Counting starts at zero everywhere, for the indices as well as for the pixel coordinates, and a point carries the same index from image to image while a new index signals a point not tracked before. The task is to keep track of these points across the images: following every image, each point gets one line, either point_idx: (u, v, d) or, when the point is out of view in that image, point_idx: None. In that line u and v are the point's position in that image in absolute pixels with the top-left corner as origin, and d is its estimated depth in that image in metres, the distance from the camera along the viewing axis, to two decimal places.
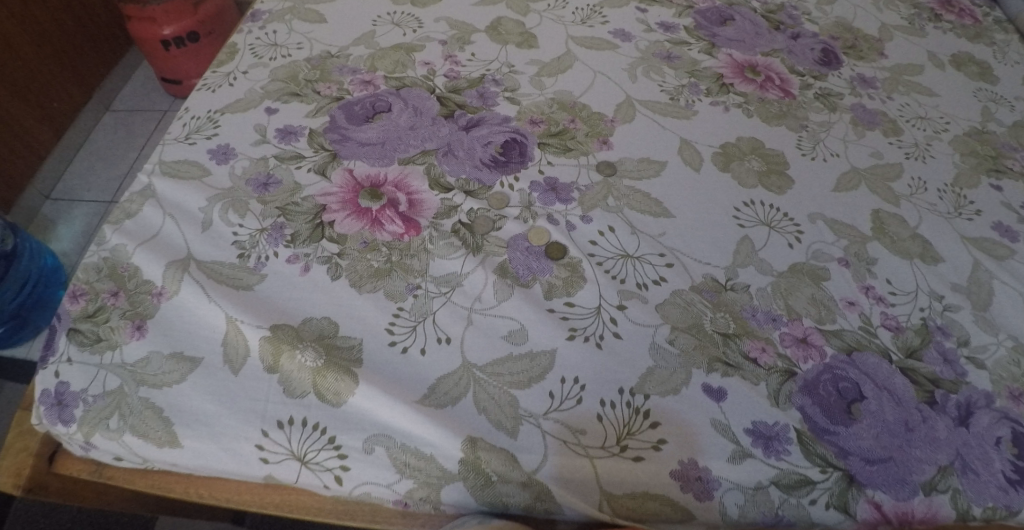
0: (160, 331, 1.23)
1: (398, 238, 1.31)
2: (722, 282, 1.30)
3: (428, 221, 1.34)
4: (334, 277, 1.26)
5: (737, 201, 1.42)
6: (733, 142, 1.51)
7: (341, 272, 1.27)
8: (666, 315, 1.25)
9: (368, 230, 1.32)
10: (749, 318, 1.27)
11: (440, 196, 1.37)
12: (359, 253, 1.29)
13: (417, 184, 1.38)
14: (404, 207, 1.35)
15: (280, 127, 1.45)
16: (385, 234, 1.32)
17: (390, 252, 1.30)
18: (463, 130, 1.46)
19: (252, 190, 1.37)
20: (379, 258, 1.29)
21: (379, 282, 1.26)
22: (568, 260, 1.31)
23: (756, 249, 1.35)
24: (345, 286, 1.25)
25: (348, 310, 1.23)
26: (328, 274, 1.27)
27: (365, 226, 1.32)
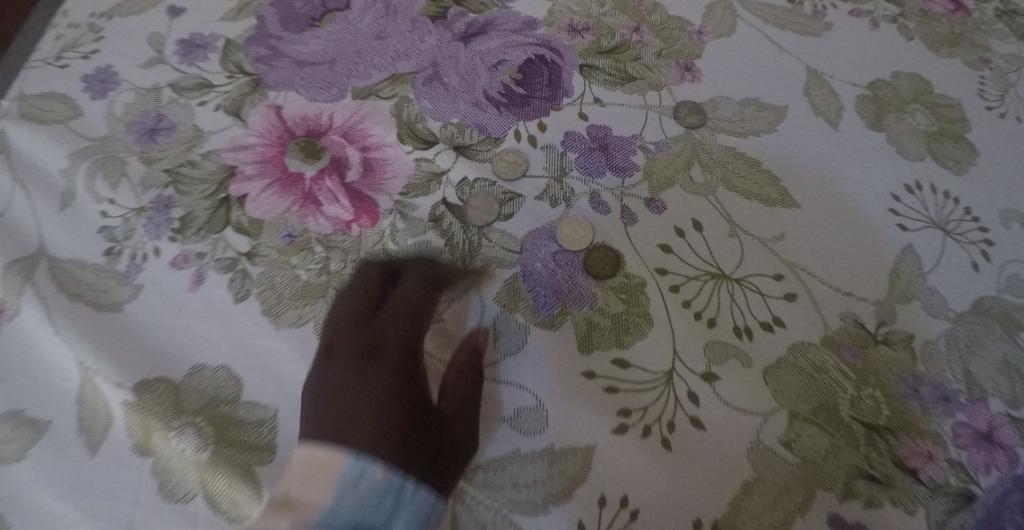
0: None
1: (341, 232, 0.85)
2: (873, 330, 0.82)
3: (392, 199, 0.86)
4: (239, 298, 0.83)
5: (897, 183, 0.90)
6: (885, 79, 0.97)
7: (249, 288, 0.83)
8: (780, 395, 0.78)
9: (295, 214, 0.86)
10: (912, 402, 0.80)
11: (414, 154, 0.88)
12: (280, 254, 0.84)
13: (378, 133, 0.89)
14: (352, 176, 0.87)
15: (184, 37, 0.98)
16: (321, 222, 0.85)
17: (328, 253, 0.84)
18: (460, 41, 0.94)
19: (134, 139, 0.92)
20: (310, 264, 0.84)
21: (305, 308, 0.82)
22: (621, 280, 0.81)
23: (922, 271, 0.86)
24: (253, 310, 0.82)
25: (260, 356, 0.81)
26: (230, 292, 0.83)
27: (291, 207, 0.86)
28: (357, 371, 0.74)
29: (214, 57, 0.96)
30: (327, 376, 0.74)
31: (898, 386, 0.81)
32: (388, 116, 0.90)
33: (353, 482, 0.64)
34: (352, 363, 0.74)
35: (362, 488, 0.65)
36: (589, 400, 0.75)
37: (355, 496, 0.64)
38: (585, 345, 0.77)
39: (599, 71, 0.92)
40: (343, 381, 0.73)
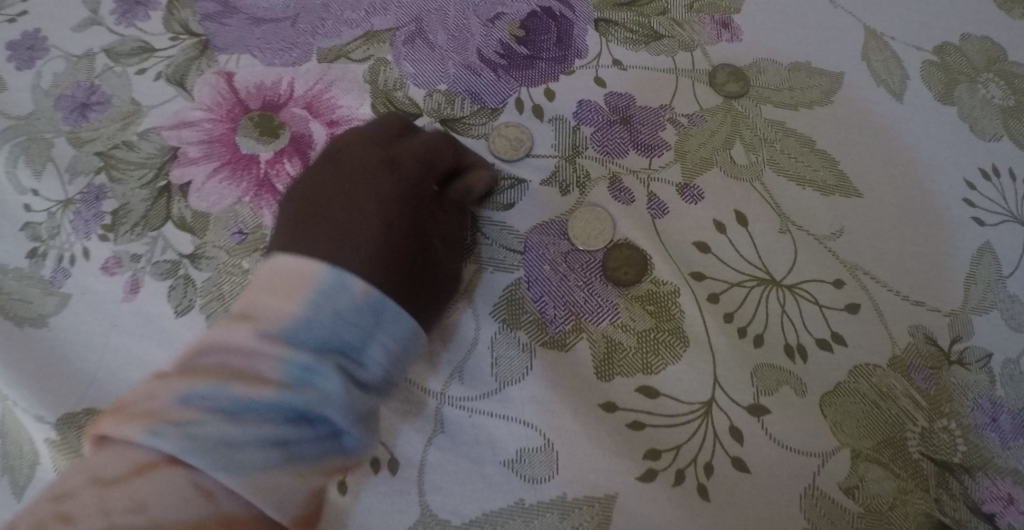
0: None
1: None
2: (945, 349, 0.69)
3: None
4: (180, 310, 0.70)
5: (970, 168, 0.76)
6: (954, 42, 0.81)
7: (193, 296, 0.70)
8: (841, 430, 0.64)
9: (247, 205, 0.72)
10: (990, 435, 0.67)
11: None
12: (229, 256, 0.71)
13: (346, 104, 0.75)
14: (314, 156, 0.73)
15: None
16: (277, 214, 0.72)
17: None
18: None
19: (62, 116, 0.79)
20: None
21: None
22: (646, 287, 0.66)
23: (1001, 275, 0.72)
24: (198, 327, 0.69)
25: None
26: (170, 304, 0.70)
27: (243, 195, 0.72)
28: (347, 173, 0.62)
29: (157, 16, 0.82)
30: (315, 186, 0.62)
31: (972, 415, 0.67)
32: (361, 82, 0.76)
33: (332, 289, 0.55)
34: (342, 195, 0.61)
35: (346, 299, 0.55)
36: (609, 439, 0.62)
37: (333, 307, 0.54)
38: (605, 369, 0.63)
39: (617, 26, 0.77)
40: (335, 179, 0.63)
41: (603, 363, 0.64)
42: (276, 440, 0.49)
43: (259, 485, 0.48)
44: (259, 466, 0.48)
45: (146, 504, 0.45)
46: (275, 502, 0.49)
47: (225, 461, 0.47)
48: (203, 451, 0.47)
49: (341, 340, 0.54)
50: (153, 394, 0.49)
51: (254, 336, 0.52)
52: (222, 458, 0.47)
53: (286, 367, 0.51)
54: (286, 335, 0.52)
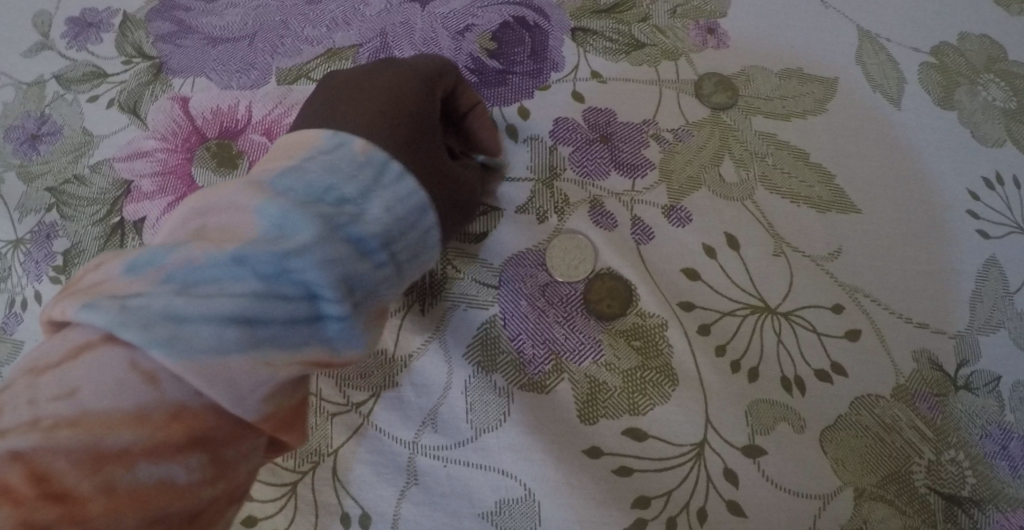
0: None
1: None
2: (951, 373, 0.65)
3: None
4: None
5: (973, 176, 0.71)
6: (953, 42, 0.76)
7: None
8: (842, 467, 0.61)
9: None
10: (1000, 464, 0.63)
11: None
12: None
13: None
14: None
15: (74, 15, 0.79)
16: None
17: None
18: (416, 2, 0.74)
19: (11, 148, 0.75)
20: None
21: None
22: (630, 321, 0.62)
23: (1009, 292, 0.68)
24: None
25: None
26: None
27: None
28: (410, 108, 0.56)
29: (109, 39, 0.77)
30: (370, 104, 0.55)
31: (981, 444, 0.63)
32: None
33: (330, 149, 0.50)
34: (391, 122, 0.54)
35: (342, 154, 0.49)
36: (596, 488, 0.58)
37: (333, 158, 0.49)
38: (589, 410, 0.60)
39: (596, 35, 0.72)
40: (391, 88, 0.56)
41: (586, 404, 0.60)
42: (249, 311, 0.41)
43: (234, 370, 0.40)
44: (232, 347, 0.40)
45: (74, 388, 0.39)
46: (255, 385, 0.41)
47: (143, 336, 0.39)
48: (136, 321, 0.39)
49: (339, 193, 0.47)
50: (111, 258, 0.43)
51: (261, 199, 0.44)
52: (107, 317, 0.39)
53: (265, 221, 0.43)
54: (266, 185, 0.45)
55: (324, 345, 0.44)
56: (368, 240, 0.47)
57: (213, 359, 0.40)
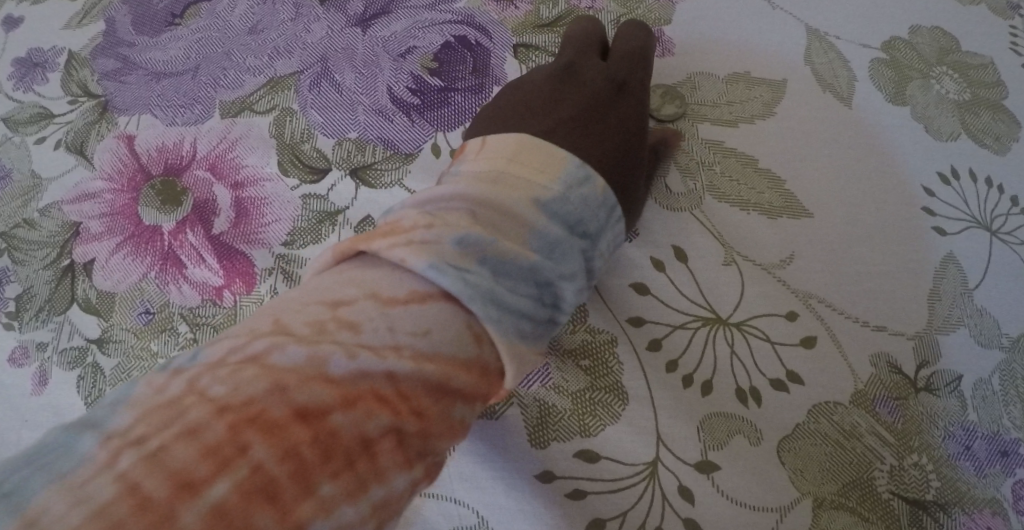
0: None
1: (210, 301, 0.67)
2: (913, 375, 0.64)
3: (269, 249, 0.67)
4: (90, 402, 0.65)
5: (929, 172, 0.70)
6: (904, 36, 0.75)
7: (101, 387, 0.65)
8: (801, 477, 0.60)
9: (153, 281, 0.68)
10: (964, 465, 0.62)
11: (298, 187, 0.69)
12: (137, 339, 0.66)
13: (251, 161, 0.70)
14: (219, 224, 0.68)
15: (20, 56, 0.79)
16: (185, 289, 0.67)
17: (196, 329, 0.66)
18: (358, 26, 0.74)
19: None
20: (173, 351, 0.66)
21: None
22: (577, 339, 0.63)
23: (968, 288, 0.67)
24: None
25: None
26: (79, 395, 0.65)
27: (149, 271, 0.68)
28: (582, 86, 0.65)
29: (54, 79, 0.78)
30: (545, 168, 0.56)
31: (944, 445, 0.63)
32: (265, 137, 0.71)
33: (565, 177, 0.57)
34: (546, 119, 0.60)
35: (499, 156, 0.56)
36: (552, 514, 0.58)
37: (564, 189, 0.56)
38: (539, 434, 0.60)
39: (538, 50, 0.72)
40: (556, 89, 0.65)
41: (535, 428, 0.60)
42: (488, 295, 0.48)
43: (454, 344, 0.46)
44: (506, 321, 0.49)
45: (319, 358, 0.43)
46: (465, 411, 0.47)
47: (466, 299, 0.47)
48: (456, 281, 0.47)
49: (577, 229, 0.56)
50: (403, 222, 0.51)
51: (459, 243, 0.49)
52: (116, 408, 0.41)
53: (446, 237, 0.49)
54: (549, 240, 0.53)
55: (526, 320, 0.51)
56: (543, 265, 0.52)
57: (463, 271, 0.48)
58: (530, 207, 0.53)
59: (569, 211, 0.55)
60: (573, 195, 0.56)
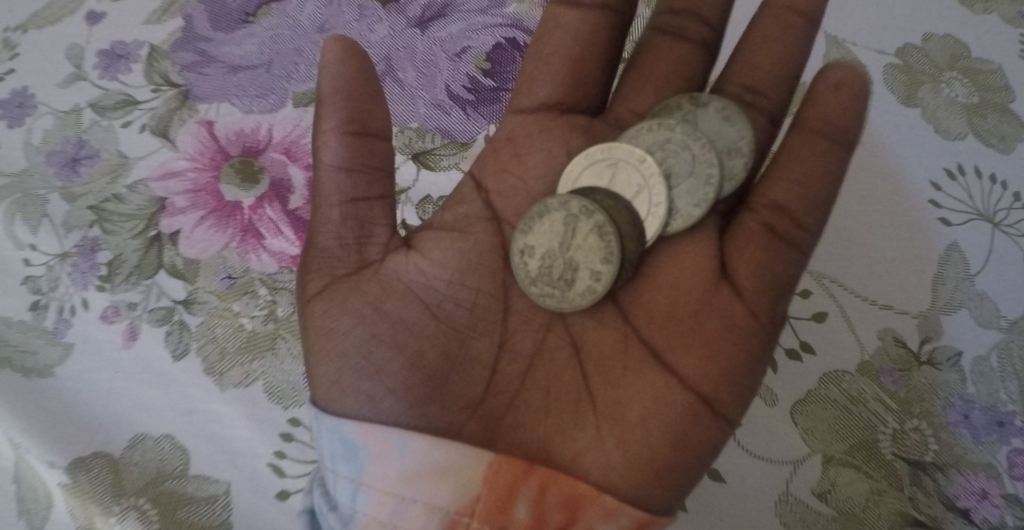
0: None
1: (287, 269, 0.76)
2: (914, 349, 0.70)
3: None
4: (177, 355, 0.74)
5: (934, 169, 0.77)
6: (916, 43, 0.83)
7: (187, 343, 0.74)
8: (812, 436, 0.67)
9: (233, 250, 0.77)
10: (962, 432, 0.69)
11: None
12: (221, 300, 0.75)
13: None
14: (297, 202, 0.78)
15: (104, 48, 0.88)
16: (263, 257, 0.77)
17: (274, 293, 0.75)
18: (417, 27, 0.82)
19: (56, 171, 0.83)
20: (254, 311, 0.75)
21: (249, 362, 0.73)
22: (708, 387, 0.61)
23: (969, 273, 0.73)
24: (194, 369, 0.73)
25: (205, 422, 0.72)
26: (167, 349, 0.74)
27: (231, 241, 0.77)
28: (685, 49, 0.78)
29: (137, 68, 0.86)
30: (312, 312, 0.63)
31: (944, 414, 0.69)
32: None
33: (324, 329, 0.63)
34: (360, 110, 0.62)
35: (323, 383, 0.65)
36: None
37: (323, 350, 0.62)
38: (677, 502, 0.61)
39: None
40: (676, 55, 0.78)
41: (678, 491, 0.61)
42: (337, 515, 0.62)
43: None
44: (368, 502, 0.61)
45: None
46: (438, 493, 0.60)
47: None
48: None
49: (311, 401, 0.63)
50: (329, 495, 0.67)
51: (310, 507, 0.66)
52: None
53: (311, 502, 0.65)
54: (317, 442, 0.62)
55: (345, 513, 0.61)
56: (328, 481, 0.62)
57: (384, 464, 0.60)
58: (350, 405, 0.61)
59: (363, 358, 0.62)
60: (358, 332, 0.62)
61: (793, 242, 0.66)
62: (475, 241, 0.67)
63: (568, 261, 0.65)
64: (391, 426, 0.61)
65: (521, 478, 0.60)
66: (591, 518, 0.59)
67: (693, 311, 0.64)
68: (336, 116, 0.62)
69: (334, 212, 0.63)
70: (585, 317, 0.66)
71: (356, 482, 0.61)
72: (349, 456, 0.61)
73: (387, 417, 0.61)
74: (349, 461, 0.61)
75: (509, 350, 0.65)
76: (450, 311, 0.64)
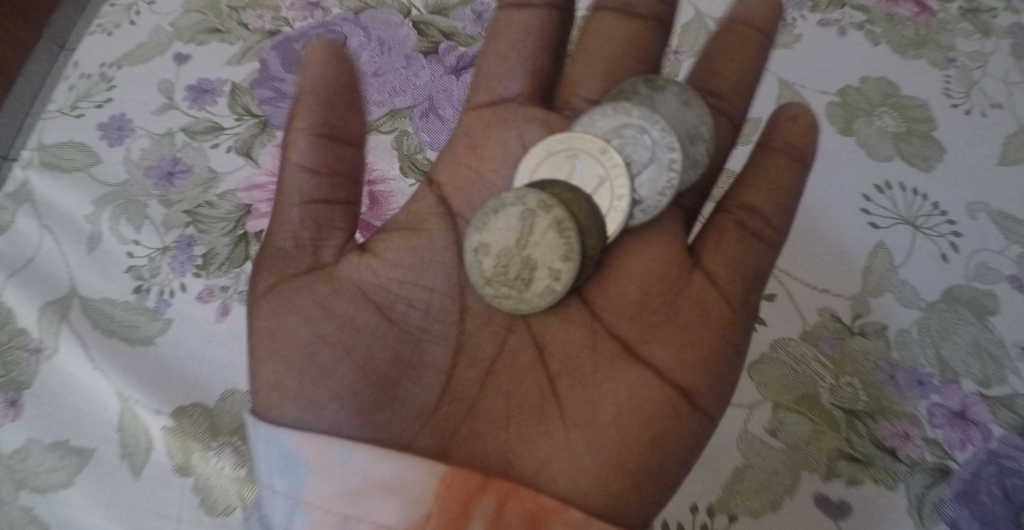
0: (36, 410, 0.93)
1: None
2: (847, 322, 0.90)
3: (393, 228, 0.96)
4: None
5: (866, 184, 0.98)
6: (854, 84, 1.06)
7: None
8: (766, 388, 0.86)
9: None
10: (889, 387, 0.87)
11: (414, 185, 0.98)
12: None
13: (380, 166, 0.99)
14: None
15: (191, 83, 1.08)
16: None
17: None
18: (453, 74, 1.04)
19: (153, 183, 1.02)
20: None
21: None
22: (683, 379, 0.78)
23: (894, 265, 0.93)
24: None
25: None
26: None
27: None
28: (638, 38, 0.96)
29: (222, 101, 1.06)
30: (259, 311, 0.78)
31: (874, 373, 0.88)
32: (389, 150, 1.00)
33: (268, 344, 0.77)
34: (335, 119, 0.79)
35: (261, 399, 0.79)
36: None
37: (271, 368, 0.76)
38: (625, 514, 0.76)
39: None
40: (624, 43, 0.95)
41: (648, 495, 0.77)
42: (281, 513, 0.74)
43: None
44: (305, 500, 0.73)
45: None
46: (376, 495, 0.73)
47: None
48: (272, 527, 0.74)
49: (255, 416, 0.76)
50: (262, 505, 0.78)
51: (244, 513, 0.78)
52: None
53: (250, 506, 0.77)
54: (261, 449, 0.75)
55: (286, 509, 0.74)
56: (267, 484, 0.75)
57: (324, 467, 0.74)
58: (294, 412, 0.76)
59: (309, 372, 0.76)
60: (305, 345, 0.77)
61: (755, 232, 0.84)
62: (427, 238, 0.83)
63: (525, 260, 0.79)
64: (330, 433, 0.75)
65: (482, 491, 0.74)
66: (554, 525, 0.73)
67: (661, 297, 0.82)
68: (309, 118, 0.78)
69: (293, 208, 0.78)
70: (550, 317, 0.82)
71: (295, 491, 0.74)
72: (291, 460, 0.74)
73: (327, 422, 0.76)
74: (289, 465, 0.74)
75: (466, 354, 0.81)
76: (401, 323, 0.79)
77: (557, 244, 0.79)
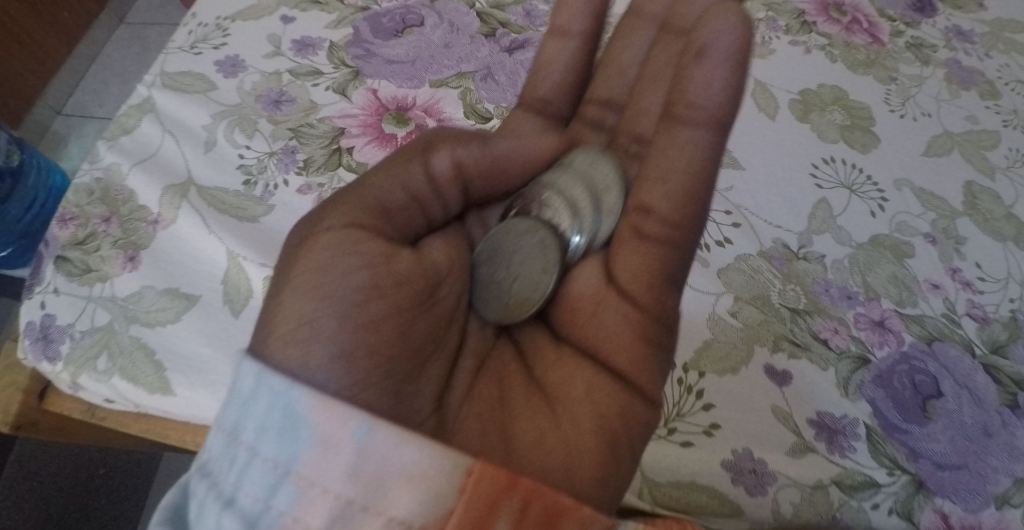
0: (151, 264, 1.14)
1: None
2: (795, 250, 1.16)
3: None
4: None
5: (816, 157, 1.27)
6: (812, 88, 1.35)
7: None
8: (729, 285, 1.12)
9: None
10: (823, 296, 1.13)
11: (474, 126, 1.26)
12: None
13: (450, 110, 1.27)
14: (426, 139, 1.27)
15: (295, 38, 1.35)
16: None
17: None
18: (507, 52, 1.34)
19: (262, 107, 1.27)
20: None
21: None
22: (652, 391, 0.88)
23: (834, 214, 1.20)
24: None
25: None
26: None
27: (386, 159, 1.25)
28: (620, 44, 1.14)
29: (321, 53, 1.32)
30: (316, 242, 0.81)
31: (813, 285, 1.14)
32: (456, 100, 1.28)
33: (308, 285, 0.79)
34: (478, 159, 0.95)
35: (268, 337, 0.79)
36: None
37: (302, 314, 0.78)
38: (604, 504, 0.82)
39: None
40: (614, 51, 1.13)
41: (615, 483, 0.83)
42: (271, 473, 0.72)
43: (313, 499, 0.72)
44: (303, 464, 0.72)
45: None
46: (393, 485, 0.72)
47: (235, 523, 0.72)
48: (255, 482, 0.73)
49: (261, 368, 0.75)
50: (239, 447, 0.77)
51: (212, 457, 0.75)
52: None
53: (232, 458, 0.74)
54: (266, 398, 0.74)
55: (279, 466, 0.72)
56: (263, 434, 0.73)
57: (333, 436, 0.72)
58: (314, 362, 0.76)
59: (339, 328, 0.78)
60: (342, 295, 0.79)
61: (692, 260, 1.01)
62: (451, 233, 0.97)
63: (515, 276, 0.95)
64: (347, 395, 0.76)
65: (506, 492, 0.73)
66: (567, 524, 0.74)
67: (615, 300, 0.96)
68: (455, 149, 0.93)
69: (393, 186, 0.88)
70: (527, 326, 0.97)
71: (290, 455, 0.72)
72: (299, 418, 0.73)
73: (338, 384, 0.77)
74: (297, 423, 0.73)
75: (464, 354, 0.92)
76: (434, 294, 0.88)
77: (541, 258, 0.96)
